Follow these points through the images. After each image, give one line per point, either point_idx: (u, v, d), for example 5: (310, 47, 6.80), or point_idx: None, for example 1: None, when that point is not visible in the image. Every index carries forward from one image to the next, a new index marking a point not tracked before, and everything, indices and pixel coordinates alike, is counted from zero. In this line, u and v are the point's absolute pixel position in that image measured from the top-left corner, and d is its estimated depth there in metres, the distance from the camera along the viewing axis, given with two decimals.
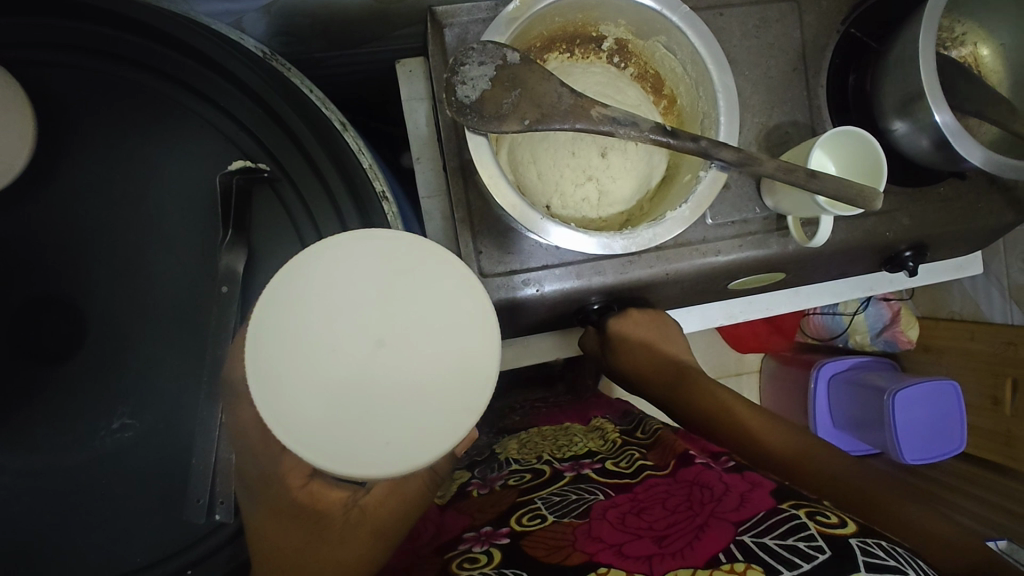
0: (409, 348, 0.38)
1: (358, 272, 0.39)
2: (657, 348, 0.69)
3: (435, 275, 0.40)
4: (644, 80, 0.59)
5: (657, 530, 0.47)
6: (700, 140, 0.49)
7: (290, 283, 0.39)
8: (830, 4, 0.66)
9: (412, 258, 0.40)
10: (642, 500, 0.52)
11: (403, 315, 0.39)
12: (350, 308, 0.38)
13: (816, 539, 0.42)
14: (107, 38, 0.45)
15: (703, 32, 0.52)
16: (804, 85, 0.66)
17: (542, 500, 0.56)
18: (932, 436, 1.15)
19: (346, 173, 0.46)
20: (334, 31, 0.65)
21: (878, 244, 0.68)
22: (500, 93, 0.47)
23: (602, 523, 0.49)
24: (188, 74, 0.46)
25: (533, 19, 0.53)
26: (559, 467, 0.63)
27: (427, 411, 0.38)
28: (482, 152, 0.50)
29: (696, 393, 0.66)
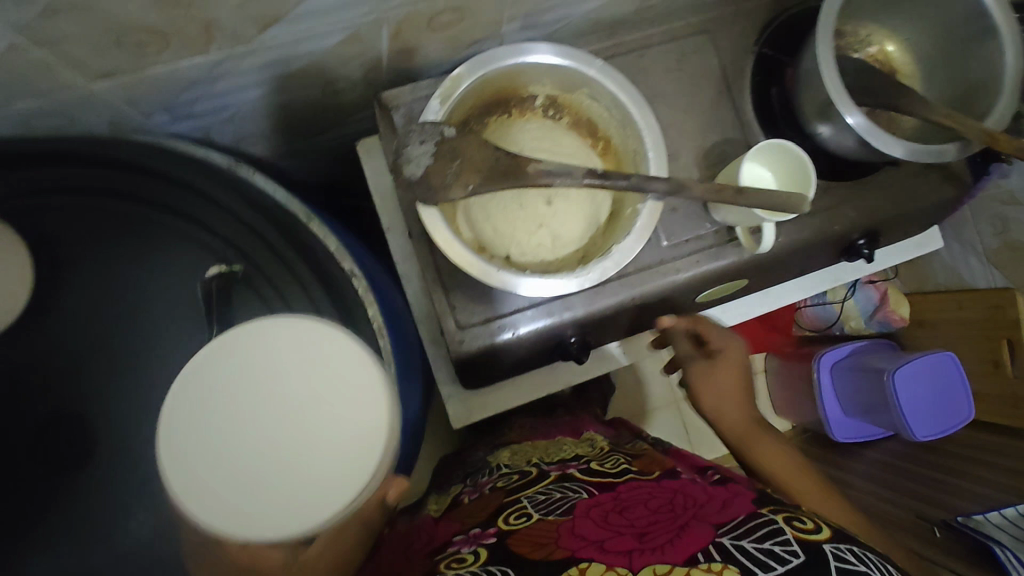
0: (305, 421, 0.42)
1: (274, 353, 0.43)
2: (723, 392, 0.74)
3: (344, 366, 0.43)
4: (579, 127, 0.63)
5: (639, 527, 0.50)
6: (631, 177, 0.53)
7: (194, 376, 0.43)
8: (741, 29, 0.71)
9: (323, 348, 0.43)
10: (625, 501, 0.56)
11: (304, 398, 0.43)
12: (261, 385, 0.43)
13: (790, 544, 0.45)
14: (88, 176, 0.51)
15: (620, 81, 0.57)
16: (731, 105, 0.71)
17: (528, 499, 0.62)
18: (942, 411, 1.15)
19: (316, 264, 0.53)
20: (294, 124, 0.71)
21: (828, 238, 0.72)
22: (443, 166, 0.52)
23: (586, 522, 0.52)
24: (165, 195, 0.52)
25: (465, 94, 0.58)
26: (546, 468, 0.71)
27: (325, 475, 0.41)
28: (437, 219, 0.55)
29: (744, 434, 0.72)
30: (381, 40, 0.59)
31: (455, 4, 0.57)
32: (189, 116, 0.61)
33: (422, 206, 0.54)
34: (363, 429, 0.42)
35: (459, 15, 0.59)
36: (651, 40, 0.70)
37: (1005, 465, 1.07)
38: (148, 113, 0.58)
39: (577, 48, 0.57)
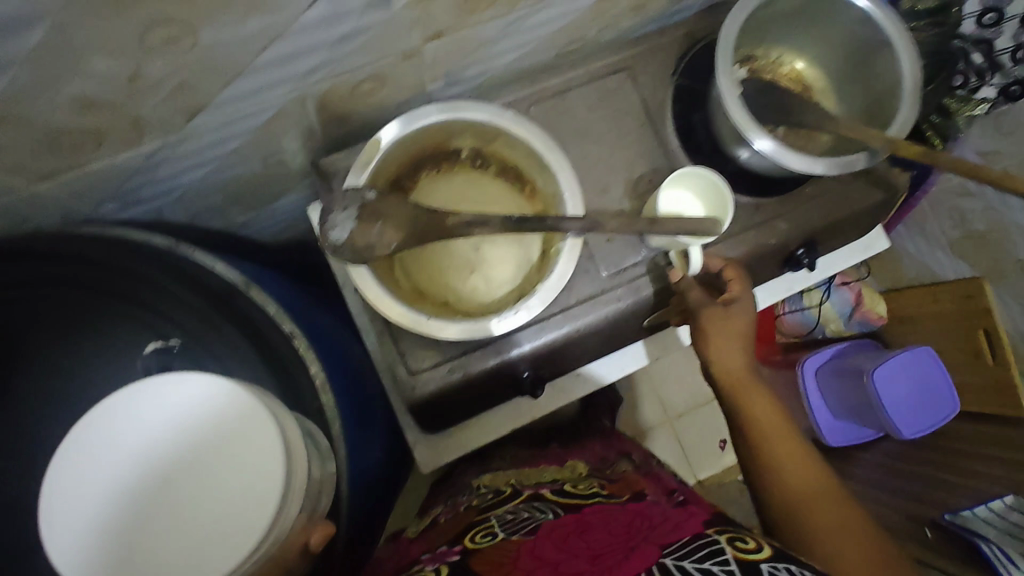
0: (203, 466, 0.47)
1: (166, 422, 0.48)
2: (732, 350, 0.72)
3: (237, 439, 0.47)
4: (505, 173, 0.67)
5: (593, 549, 0.52)
6: (546, 220, 0.56)
7: (84, 456, 0.46)
8: (658, 63, 0.75)
9: (218, 420, 0.48)
10: (585, 524, 0.59)
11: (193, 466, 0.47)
12: (152, 453, 0.47)
13: (729, 563, 0.46)
14: (39, 272, 0.54)
15: (526, 127, 0.60)
16: (656, 135, 0.74)
17: (500, 518, 0.66)
18: (933, 401, 1.15)
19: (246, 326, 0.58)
20: (246, 193, 0.75)
21: (764, 252, 0.74)
22: (368, 228, 0.55)
23: (546, 544, 0.53)
24: (114, 285, 0.56)
25: (387, 157, 0.61)
26: (520, 488, 0.77)
27: (235, 505, 0.46)
28: (368, 278, 0.58)
29: (750, 404, 0.71)
30: (309, 113, 0.63)
31: (372, 75, 0.61)
32: (139, 202, 0.66)
33: (352, 267, 0.57)
34: (251, 501, 0.46)
35: (380, 83, 0.63)
36: (573, 82, 0.74)
37: (988, 454, 1.06)
38: (99, 205, 0.62)
39: (489, 104, 0.60)
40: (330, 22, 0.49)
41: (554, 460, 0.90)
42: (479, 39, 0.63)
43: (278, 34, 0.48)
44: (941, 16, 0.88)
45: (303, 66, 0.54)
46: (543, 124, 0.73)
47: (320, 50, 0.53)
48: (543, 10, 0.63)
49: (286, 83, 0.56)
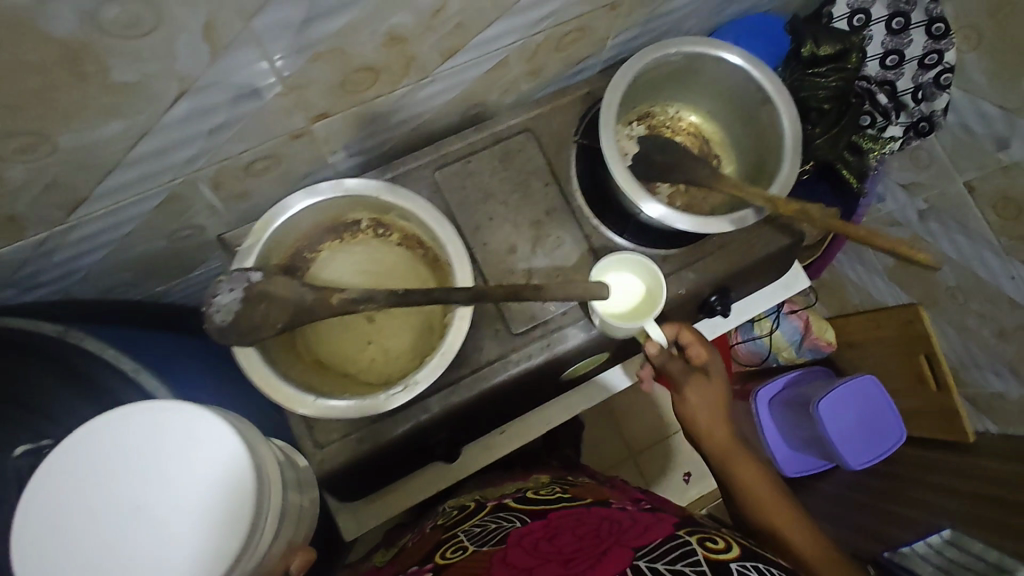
0: (167, 489, 0.45)
1: (135, 445, 0.46)
2: (711, 414, 0.76)
3: (209, 458, 0.45)
4: (408, 241, 0.67)
5: (564, 552, 0.56)
6: (431, 292, 0.57)
7: (63, 484, 0.45)
8: (560, 123, 0.77)
9: (184, 441, 0.46)
10: (552, 529, 0.63)
11: (144, 492, 0.45)
12: (118, 478, 0.45)
13: (699, 565, 0.52)
14: None
15: (410, 197, 0.61)
16: (561, 193, 0.75)
17: (466, 533, 0.70)
18: (867, 438, 1.16)
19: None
20: (159, 267, 0.75)
21: (674, 302, 0.75)
22: (251, 309, 0.55)
23: (517, 550, 0.58)
24: None
25: (279, 237, 0.62)
26: (484, 500, 0.82)
27: (209, 534, 0.44)
28: (256, 359, 0.57)
29: (739, 467, 0.75)
30: (203, 193, 0.64)
31: (262, 155, 0.62)
32: (38, 285, 0.65)
33: (238, 348, 0.56)
34: (222, 523, 0.44)
35: (273, 160, 0.64)
36: (477, 145, 0.75)
37: (936, 481, 1.06)
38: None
39: (375, 179, 0.61)
40: (199, 116, 0.50)
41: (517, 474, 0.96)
42: (370, 114, 0.65)
43: (143, 131, 0.49)
44: (842, 62, 0.90)
45: (183, 153, 0.55)
46: (448, 187, 0.74)
47: (198, 139, 0.53)
48: (430, 83, 0.64)
49: (168, 169, 0.56)
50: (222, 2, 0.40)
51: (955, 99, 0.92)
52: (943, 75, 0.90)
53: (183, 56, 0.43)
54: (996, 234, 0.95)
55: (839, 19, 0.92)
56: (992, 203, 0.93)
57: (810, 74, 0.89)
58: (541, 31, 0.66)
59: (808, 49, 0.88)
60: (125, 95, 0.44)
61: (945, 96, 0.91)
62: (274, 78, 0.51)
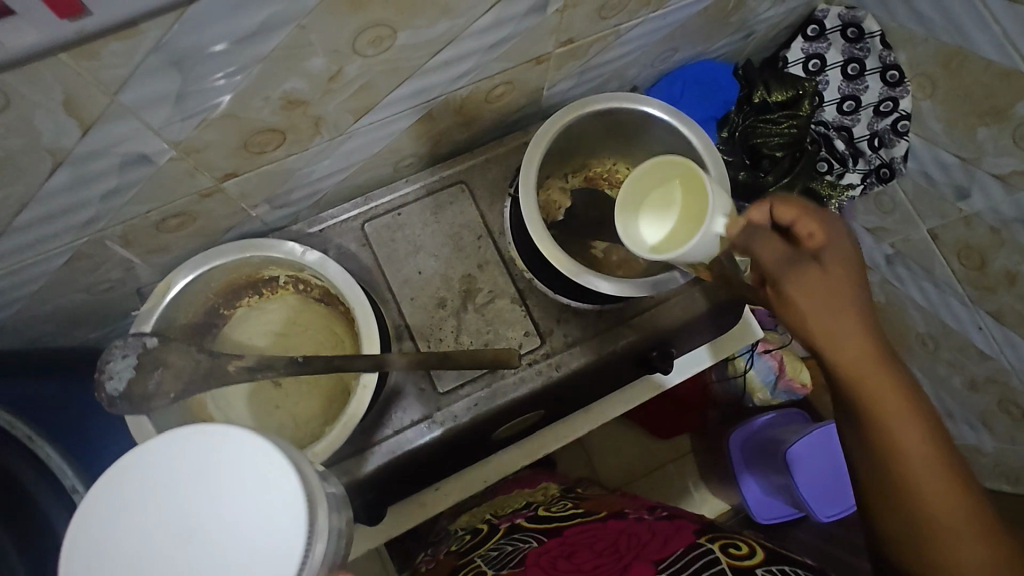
0: (248, 511, 0.38)
1: (187, 473, 0.39)
2: (831, 313, 0.47)
3: (264, 492, 0.38)
4: (328, 299, 0.66)
5: (584, 570, 0.58)
6: (333, 360, 0.55)
7: (95, 511, 0.38)
8: (494, 175, 0.76)
9: (251, 466, 0.39)
10: (569, 547, 0.65)
11: (269, 503, 0.38)
12: (183, 503, 0.38)
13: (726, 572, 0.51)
14: None
15: (325, 263, 0.61)
16: (493, 247, 0.73)
17: (484, 557, 0.72)
18: (829, 487, 1.16)
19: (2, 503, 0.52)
20: (84, 319, 0.74)
21: (610, 360, 0.72)
22: (144, 376, 0.53)
23: (536, 568, 0.60)
24: None
25: (186, 297, 0.60)
26: (496, 522, 0.84)
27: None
28: (149, 429, 0.55)
29: (873, 366, 0.46)
30: (114, 251, 0.62)
31: (173, 214, 0.60)
32: None
33: (132, 417, 0.54)
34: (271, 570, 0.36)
35: (187, 218, 0.62)
36: (409, 197, 0.74)
37: None
38: None
39: (290, 242, 0.61)
40: (85, 183, 0.49)
41: (526, 485, 0.99)
42: (287, 170, 0.63)
43: (25, 199, 0.48)
44: (794, 109, 0.92)
45: (81, 216, 0.54)
46: (378, 240, 0.73)
47: (92, 203, 0.52)
48: (348, 139, 0.63)
49: (68, 231, 0.55)
50: (74, 79, 0.39)
51: (913, 145, 0.90)
52: (900, 122, 0.89)
53: (47, 129, 0.42)
54: (961, 282, 0.91)
55: (795, 64, 0.92)
56: (955, 251, 0.90)
57: (763, 120, 0.91)
58: (463, 86, 0.64)
59: (760, 96, 0.90)
60: None
61: (904, 143, 0.90)
62: (164, 145, 0.50)
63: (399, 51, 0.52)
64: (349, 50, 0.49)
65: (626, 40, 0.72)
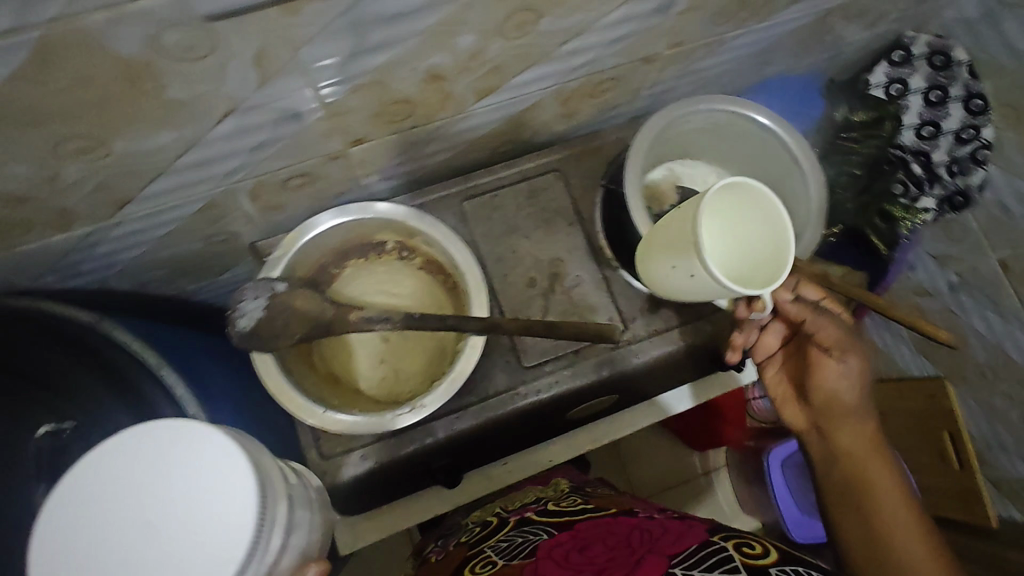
0: (199, 492, 0.41)
1: (134, 471, 0.41)
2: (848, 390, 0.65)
3: (211, 474, 0.42)
4: (428, 266, 0.70)
5: (597, 565, 0.60)
6: (447, 319, 0.59)
7: (52, 521, 0.40)
8: (587, 167, 0.79)
9: (199, 454, 0.42)
10: (582, 539, 0.67)
11: (216, 484, 0.41)
12: (132, 498, 0.41)
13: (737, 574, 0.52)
14: None
15: (442, 230, 0.65)
16: (582, 233, 0.77)
17: (495, 549, 0.73)
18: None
19: (143, 418, 0.57)
20: (193, 268, 0.79)
21: (686, 353, 0.74)
22: (272, 318, 0.58)
23: (547, 560, 0.62)
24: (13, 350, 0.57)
25: (305, 249, 0.65)
26: (508, 516, 0.85)
27: (219, 546, 0.40)
28: (269, 367, 0.59)
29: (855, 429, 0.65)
30: (240, 204, 0.67)
31: (300, 173, 0.65)
32: (79, 274, 0.69)
33: (255, 354, 0.59)
34: (227, 532, 0.40)
35: (310, 178, 0.67)
36: (506, 180, 0.78)
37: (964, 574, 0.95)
38: (38, 276, 0.67)
39: (401, 206, 0.65)
40: (243, 132, 0.54)
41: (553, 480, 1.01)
42: (404, 143, 0.68)
43: (190, 142, 0.53)
44: (874, 130, 0.99)
45: (224, 165, 0.59)
46: (473, 218, 0.76)
47: (241, 153, 0.57)
48: (465, 119, 0.68)
49: (211, 179, 0.60)
50: (271, 33, 0.44)
51: (990, 175, 0.92)
52: (979, 150, 0.91)
53: (233, 78, 0.47)
54: None
55: (879, 87, 0.94)
56: None
57: (843, 138, 1.01)
58: (575, 78, 0.68)
59: (842, 115, 0.99)
60: (178, 110, 0.48)
61: (982, 171, 0.91)
62: (315, 105, 0.54)
63: (535, 36, 0.56)
64: (495, 31, 0.53)
65: (730, 48, 0.75)
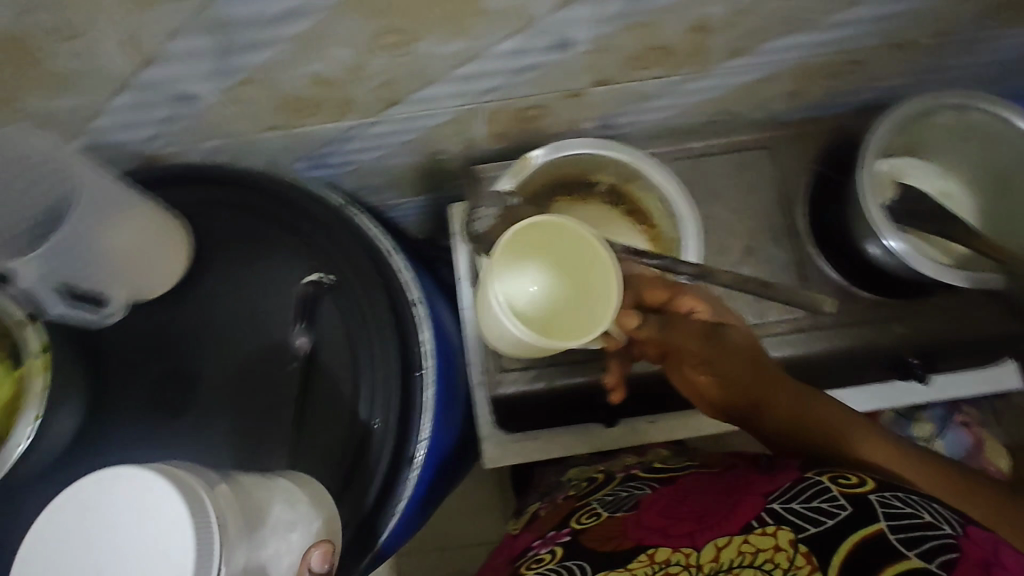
0: (149, 533, 0.41)
1: (69, 534, 0.43)
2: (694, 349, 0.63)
3: (125, 527, 0.42)
4: (634, 214, 0.73)
5: (695, 512, 0.60)
6: (663, 259, 0.65)
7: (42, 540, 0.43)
8: (799, 149, 0.79)
9: (113, 492, 0.43)
10: (681, 492, 0.67)
11: (155, 532, 0.41)
12: (64, 528, 0.43)
13: (837, 497, 0.52)
14: (224, 196, 0.65)
15: (667, 179, 0.68)
16: (783, 213, 0.77)
17: (598, 501, 0.73)
18: None
19: (375, 292, 0.63)
20: (405, 183, 0.87)
21: (867, 349, 0.75)
22: (504, 227, 0.67)
23: (647, 513, 0.64)
24: (278, 212, 0.65)
25: (537, 173, 0.69)
26: (611, 474, 0.83)
27: None
28: (493, 272, 0.66)
29: (710, 370, 0.62)
30: (477, 125, 0.73)
31: (539, 105, 0.70)
32: (324, 166, 0.79)
33: (482, 257, 0.68)
34: None
35: (543, 112, 0.72)
36: (715, 148, 0.79)
37: None
38: (294, 160, 0.76)
39: (635, 150, 0.68)
40: (522, 53, 0.60)
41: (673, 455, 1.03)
42: (637, 93, 0.71)
43: (478, 54, 0.59)
44: None
45: (488, 83, 0.64)
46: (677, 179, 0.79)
47: (509, 73, 0.63)
48: (700, 79, 0.70)
49: (468, 93, 0.66)
50: None
51: None
52: None
53: None
54: None
55: None
56: None
57: None
58: (821, 55, 0.68)
59: None
60: (489, 19, 0.54)
61: None
62: (592, 37, 0.59)
63: None
64: None
65: (983, 50, 0.72)
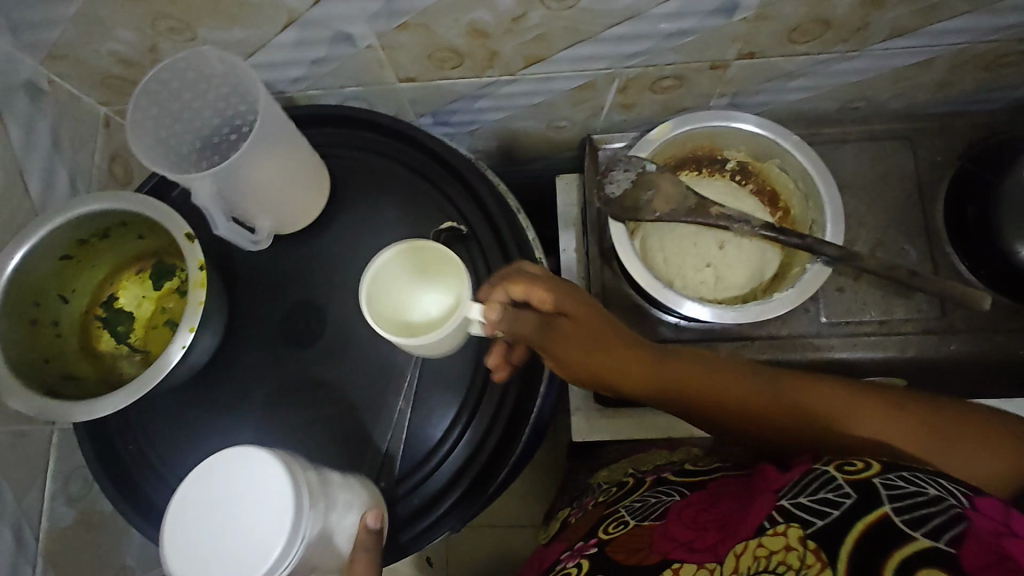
0: (259, 502, 0.45)
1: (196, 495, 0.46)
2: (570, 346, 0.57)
3: (246, 497, 0.46)
4: (763, 195, 0.72)
5: (717, 526, 0.48)
6: (806, 238, 0.63)
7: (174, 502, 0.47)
8: (942, 143, 0.75)
9: (239, 471, 0.47)
10: (713, 497, 0.55)
11: (265, 504, 0.45)
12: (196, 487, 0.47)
13: (843, 487, 0.41)
14: (362, 138, 0.66)
15: (811, 156, 0.66)
16: (920, 208, 0.74)
17: (627, 508, 0.62)
18: None
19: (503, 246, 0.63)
20: (520, 148, 0.87)
21: (1001, 358, 0.71)
22: (640, 192, 0.66)
23: (676, 522, 0.53)
24: (412, 158, 0.65)
25: (671, 143, 0.69)
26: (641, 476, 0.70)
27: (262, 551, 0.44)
28: (620, 235, 0.66)
29: (641, 378, 0.57)
30: (610, 92, 0.73)
31: (679, 74, 0.69)
32: (447, 124, 0.79)
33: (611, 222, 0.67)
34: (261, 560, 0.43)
35: (680, 82, 0.71)
36: (850, 135, 0.76)
37: None
38: (421, 115, 0.77)
39: (777, 125, 0.67)
40: (681, 14, 0.59)
41: None
42: (782, 69, 0.69)
43: (637, 12, 0.58)
44: None
45: (636, 46, 0.64)
46: None
47: (661, 36, 0.62)
48: (852, 59, 0.67)
49: (612, 57, 0.65)
50: None
51: None
52: None
53: None
54: None
55: None
56: None
57: None
58: (988, 41, 0.65)
59: None
60: None
61: None
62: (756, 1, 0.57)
63: None
64: None
65: None
